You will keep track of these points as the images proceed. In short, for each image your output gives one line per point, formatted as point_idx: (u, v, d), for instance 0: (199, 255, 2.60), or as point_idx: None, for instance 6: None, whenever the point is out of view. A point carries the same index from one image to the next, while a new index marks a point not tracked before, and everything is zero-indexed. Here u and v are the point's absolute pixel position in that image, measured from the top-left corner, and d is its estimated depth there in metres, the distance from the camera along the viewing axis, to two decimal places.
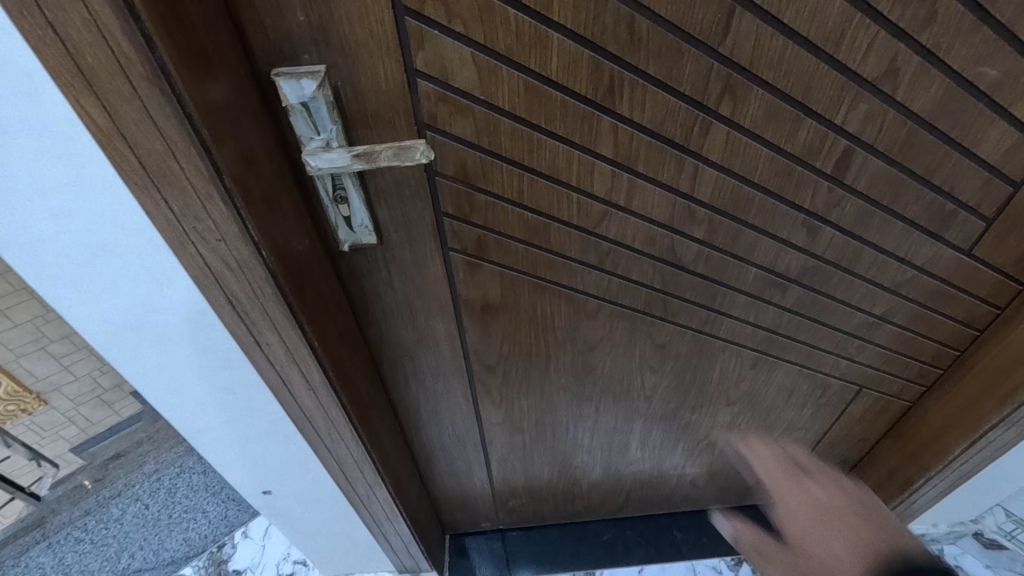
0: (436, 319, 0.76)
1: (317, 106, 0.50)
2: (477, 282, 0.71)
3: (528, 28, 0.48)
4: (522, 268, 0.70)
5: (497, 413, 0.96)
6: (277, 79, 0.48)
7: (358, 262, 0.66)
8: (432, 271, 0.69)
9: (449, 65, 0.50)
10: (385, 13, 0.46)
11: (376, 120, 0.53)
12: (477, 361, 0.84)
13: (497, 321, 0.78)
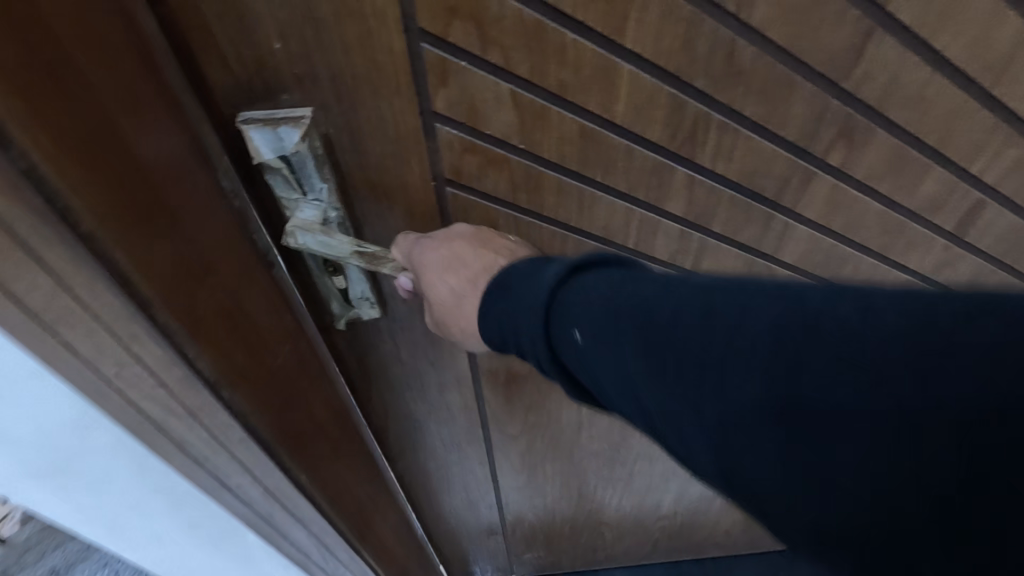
0: (451, 390, 0.63)
1: (302, 161, 0.36)
2: (502, 351, 0.59)
3: (591, 58, 0.35)
4: None
5: (517, 477, 0.84)
6: (245, 128, 0.34)
7: (359, 334, 0.53)
8: (448, 342, 0.56)
9: (480, 106, 0.37)
10: (394, 38, 0.33)
11: (380, 174, 0.40)
12: (498, 429, 0.72)
13: (523, 390, 0.65)
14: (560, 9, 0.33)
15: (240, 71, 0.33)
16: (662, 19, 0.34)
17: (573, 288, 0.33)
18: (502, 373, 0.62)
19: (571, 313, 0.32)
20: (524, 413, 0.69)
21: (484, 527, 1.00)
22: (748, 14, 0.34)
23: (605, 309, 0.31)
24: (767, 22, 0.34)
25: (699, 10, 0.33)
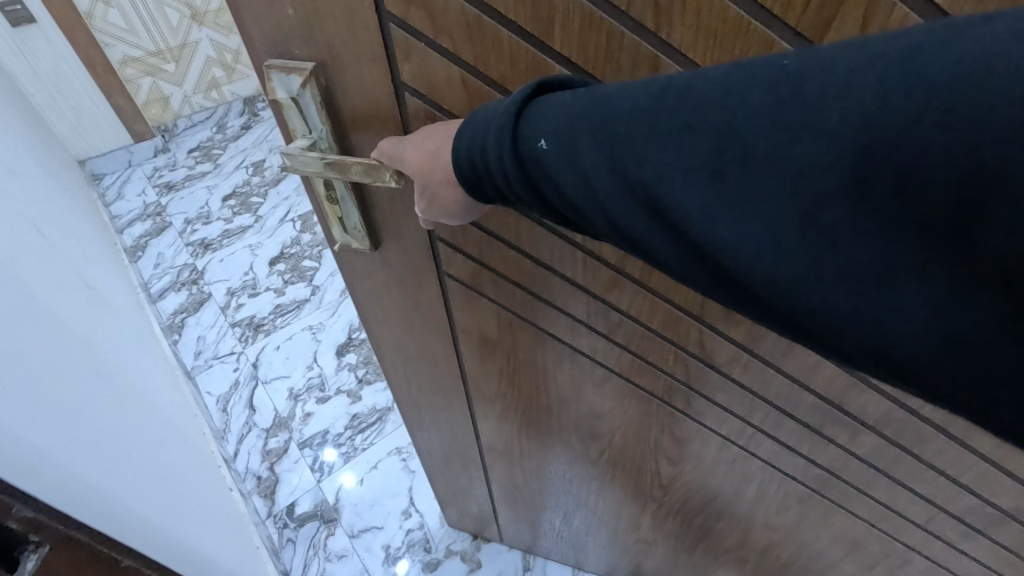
0: (432, 336, 0.70)
1: (306, 104, 0.45)
2: (473, 311, 0.65)
3: (525, 55, 0.39)
4: (521, 312, 0.63)
5: (496, 446, 0.89)
6: (269, 72, 0.44)
7: (357, 262, 0.62)
8: (428, 291, 0.64)
9: (436, 83, 0.43)
10: (369, 15, 0.40)
11: (365, 126, 0.48)
12: (475, 388, 0.77)
13: (496, 356, 0.71)
14: (495, 9, 0.38)
15: (261, 23, 0.42)
16: (583, 28, 0.37)
17: (539, 102, 0.34)
18: (475, 334, 0.68)
19: (537, 124, 0.34)
20: (499, 380, 0.75)
21: (472, 489, 1.06)
22: (668, 32, 0.36)
23: (560, 116, 0.33)
24: (683, 44, 0.35)
25: (620, 24, 0.36)
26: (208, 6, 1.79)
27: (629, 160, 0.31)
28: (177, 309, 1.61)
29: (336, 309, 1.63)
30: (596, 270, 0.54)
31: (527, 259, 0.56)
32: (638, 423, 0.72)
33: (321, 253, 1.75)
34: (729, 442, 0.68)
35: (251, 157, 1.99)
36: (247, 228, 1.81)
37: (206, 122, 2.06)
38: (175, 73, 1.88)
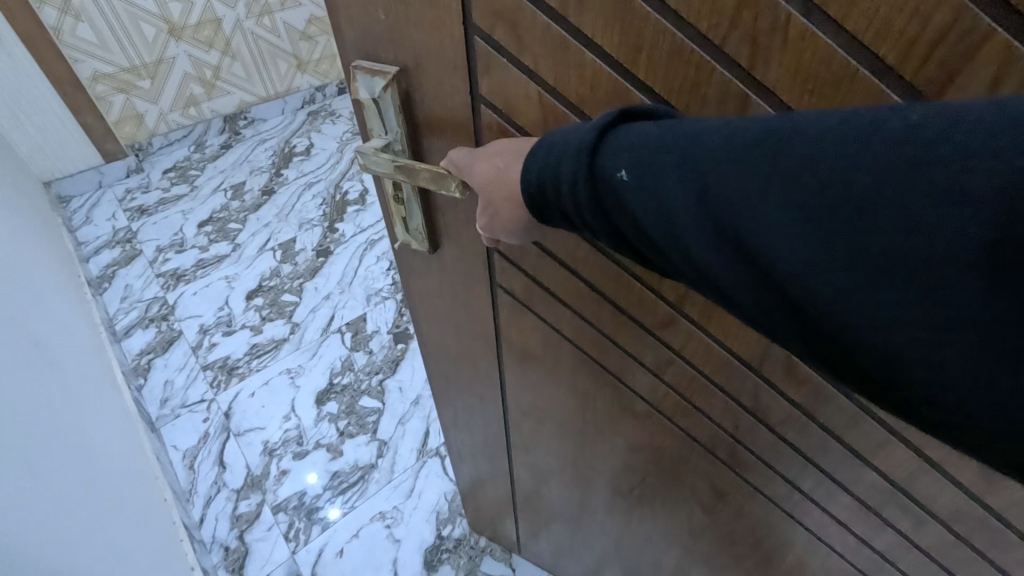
0: (478, 342, 0.70)
1: (385, 107, 0.45)
2: (520, 325, 0.64)
3: (606, 80, 0.38)
4: (567, 333, 0.62)
5: (524, 459, 0.87)
6: (355, 72, 0.45)
7: (414, 260, 0.62)
8: (479, 299, 0.63)
9: (513, 99, 0.43)
10: (456, 27, 0.40)
11: (438, 134, 0.47)
12: (513, 401, 0.77)
13: (536, 372, 0.70)
14: (583, 31, 0.37)
15: (357, 26, 0.43)
16: (672, 59, 0.35)
17: (624, 131, 0.33)
18: (520, 349, 0.67)
19: (620, 155, 0.32)
20: (536, 397, 0.74)
21: (495, 497, 1.05)
22: (762, 72, 0.33)
23: (647, 148, 0.31)
24: (779, 85, 0.33)
25: (712, 58, 0.34)
26: (186, 22, 1.82)
27: (719, 205, 0.29)
28: (144, 349, 1.56)
29: (316, 351, 1.59)
30: (651, 303, 0.52)
31: (581, 282, 0.55)
32: (676, 464, 0.70)
33: (301, 286, 1.74)
34: (771, 502, 0.64)
35: (230, 180, 2.01)
36: (223, 257, 1.79)
37: (184, 141, 2.07)
38: (150, 90, 1.88)
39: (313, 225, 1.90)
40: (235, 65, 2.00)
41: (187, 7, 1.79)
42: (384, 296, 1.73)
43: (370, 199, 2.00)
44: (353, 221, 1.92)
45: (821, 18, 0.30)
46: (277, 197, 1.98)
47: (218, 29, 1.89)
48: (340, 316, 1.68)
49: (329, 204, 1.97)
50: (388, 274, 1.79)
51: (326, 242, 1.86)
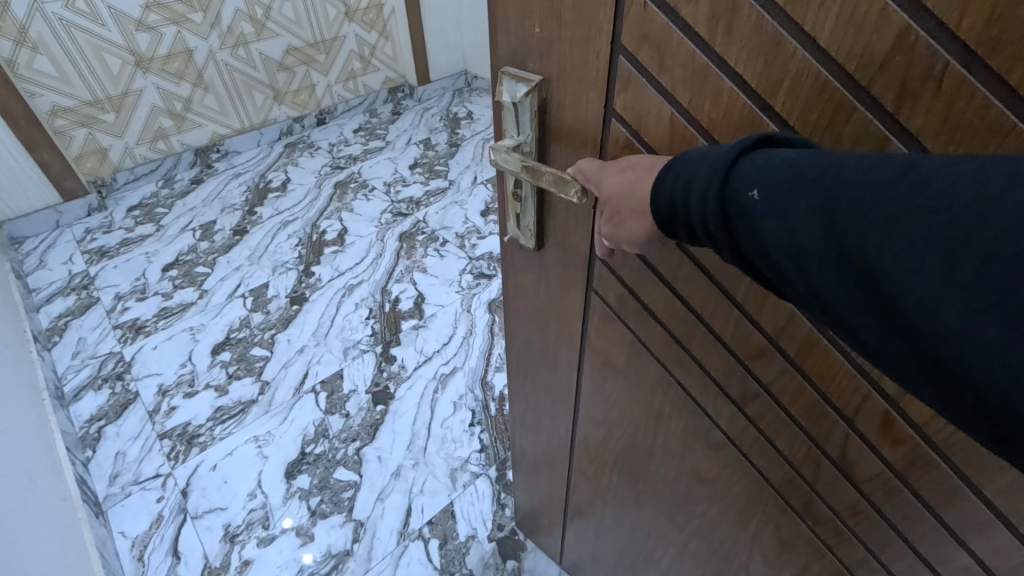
0: (563, 346, 0.72)
1: (523, 111, 0.49)
2: (608, 334, 0.66)
3: (740, 107, 0.40)
4: (653, 348, 0.63)
5: (585, 468, 0.89)
6: (503, 78, 0.49)
7: (517, 254, 0.66)
8: (573, 304, 0.66)
9: (644, 117, 0.45)
10: (603, 46, 0.43)
11: (567, 141, 0.50)
12: (585, 409, 0.79)
13: (617, 384, 0.71)
14: (725, 60, 0.39)
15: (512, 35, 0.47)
16: (812, 94, 0.36)
17: (761, 155, 0.37)
18: (602, 358, 0.69)
19: (750, 174, 0.37)
20: (609, 409, 0.75)
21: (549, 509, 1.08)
22: (907, 117, 0.34)
23: (778, 170, 0.36)
24: (925, 130, 0.33)
25: (853, 98, 0.35)
26: (153, 55, 2.26)
27: (836, 225, 0.32)
28: (94, 415, 1.75)
29: (286, 416, 1.77)
30: (745, 333, 0.54)
31: (677, 300, 0.57)
32: (745, 503, 0.68)
33: (272, 338, 2.00)
34: (843, 564, 0.61)
35: (198, 220, 2.40)
36: (187, 304, 2.09)
37: (152, 176, 2.52)
38: (114, 123, 2.31)
39: (286, 269, 2.24)
40: (206, 98, 2.49)
41: (154, 40, 2.24)
42: (362, 349, 1.97)
43: (348, 238, 2.39)
44: (330, 263, 2.28)
45: (982, 71, 0.30)
46: (249, 238, 2.35)
47: (188, 60, 2.36)
48: (314, 372, 1.90)
49: (305, 245, 2.35)
50: (366, 325, 2.06)
51: (297, 289, 2.17)
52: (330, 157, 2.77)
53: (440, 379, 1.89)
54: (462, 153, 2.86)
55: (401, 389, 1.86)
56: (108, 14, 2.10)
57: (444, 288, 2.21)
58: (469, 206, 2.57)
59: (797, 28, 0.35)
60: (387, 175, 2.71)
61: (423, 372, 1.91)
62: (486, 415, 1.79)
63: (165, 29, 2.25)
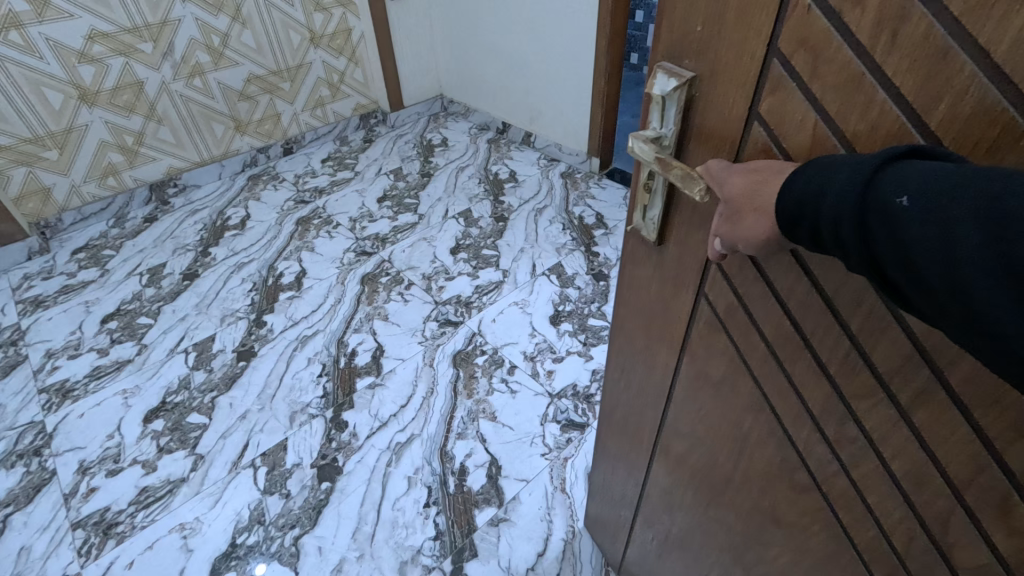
0: (665, 344, 0.82)
1: (669, 103, 0.58)
2: (709, 341, 0.74)
3: (890, 120, 0.45)
4: (753, 363, 0.69)
5: (667, 463, 0.97)
6: (659, 71, 0.58)
7: (639, 249, 0.76)
8: (683, 303, 0.75)
9: (787, 120, 0.51)
10: (759, 49, 0.50)
11: (707, 140, 0.59)
12: (675, 403, 0.88)
13: (705, 394, 0.80)
14: (884, 70, 0.43)
15: (675, 36, 0.57)
16: (973, 115, 0.40)
17: (906, 164, 0.42)
18: (699, 366, 0.78)
19: (895, 180, 0.41)
20: (693, 417, 0.85)
21: (619, 506, 1.24)
22: None
23: (926, 178, 0.40)
24: None
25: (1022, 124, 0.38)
26: (99, 92, 2.82)
27: (983, 223, 0.37)
28: (5, 500, 1.96)
29: (219, 498, 1.95)
30: (856, 370, 0.57)
31: (787, 320, 0.62)
32: (814, 554, 0.73)
33: (212, 408, 2.25)
34: None
35: (147, 264, 2.93)
36: (123, 362, 2.44)
37: (102, 217, 3.15)
38: (57, 160, 2.86)
39: (235, 320, 2.61)
40: (160, 130, 3.11)
41: (96, 71, 2.76)
42: (311, 415, 2.20)
43: (305, 285, 2.78)
44: (285, 312, 2.64)
45: None
46: (198, 283, 2.81)
47: (138, 91, 2.94)
48: (255, 438, 2.13)
49: (260, 292, 2.75)
50: (317, 386, 2.31)
51: (244, 344, 2.50)
52: (295, 191, 3.41)
53: (392, 450, 2.07)
54: (432, 184, 3.47)
55: (350, 463, 2.04)
56: (45, 46, 2.59)
57: (406, 336, 2.50)
58: (437, 241, 3.02)
59: (970, 41, 0.38)
60: (353, 212, 3.25)
61: (376, 442, 2.10)
62: (442, 489, 1.95)
63: (110, 63, 2.78)
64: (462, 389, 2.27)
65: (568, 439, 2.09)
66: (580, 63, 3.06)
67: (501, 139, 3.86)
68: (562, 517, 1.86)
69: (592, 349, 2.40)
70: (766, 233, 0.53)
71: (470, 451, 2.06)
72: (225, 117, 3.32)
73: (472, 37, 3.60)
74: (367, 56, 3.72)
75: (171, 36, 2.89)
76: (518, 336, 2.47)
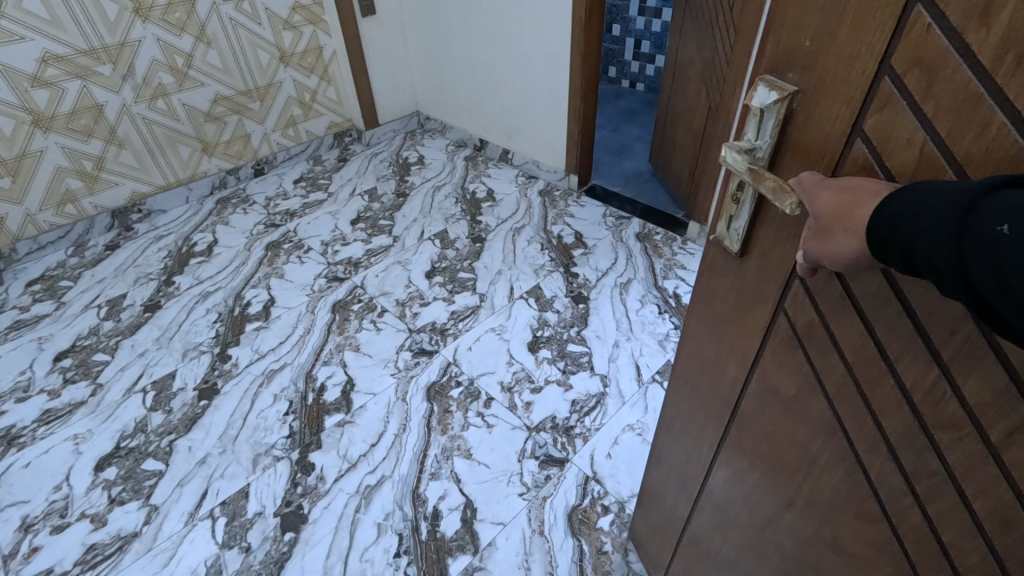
0: (736, 356, 0.81)
1: (767, 116, 0.57)
2: (783, 357, 0.72)
3: (1009, 146, 0.40)
4: (828, 384, 0.66)
5: (726, 477, 0.94)
6: (760, 84, 0.58)
7: (724, 256, 0.75)
8: (763, 316, 0.73)
9: (894, 140, 0.48)
10: (869, 65, 0.48)
11: (802, 155, 0.56)
12: (742, 416, 0.85)
13: (772, 412, 0.78)
14: (1004, 93, 0.39)
15: (782, 47, 0.55)
16: None
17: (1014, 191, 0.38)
18: (771, 382, 0.76)
19: (1003, 206, 0.38)
20: (758, 434, 0.82)
21: (670, 513, 1.21)
22: None
23: None
24: None
25: None
26: (56, 116, 2.66)
27: None
28: None
29: (174, 554, 1.77)
30: (942, 400, 0.52)
31: (870, 342, 0.58)
32: None
33: (171, 451, 2.07)
34: None
35: (107, 295, 2.74)
36: (75, 403, 2.24)
37: (61, 245, 2.96)
38: (11, 188, 2.69)
39: (199, 354, 2.44)
40: (122, 154, 2.95)
41: (54, 95, 2.63)
42: (277, 457, 2.05)
43: (273, 315, 2.63)
44: (251, 344, 2.48)
45: None
46: (160, 315, 2.63)
47: (97, 114, 2.78)
48: (216, 485, 1.97)
49: (225, 323, 2.59)
50: (284, 425, 2.16)
51: (209, 379, 2.34)
52: (267, 213, 3.28)
53: (364, 492, 1.94)
54: (407, 205, 3.38)
55: (317, 509, 1.90)
56: None
57: (378, 368, 2.39)
58: (411, 265, 2.94)
59: None
60: (326, 234, 3.13)
61: (344, 486, 1.96)
62: (413, 537, 1.82)
63: (69, 86, 2.65)
64: (435, 425, 2.16)
65: (547, 476, 1.99)
66: (555, 78, 3.10)
67: (478, 156, 3.84)
68: (540, 563, 1.75)
69: (571, 378, 2.33)
70: (855, 256, 0.49)
71: (444, 493, 1.94)
72: (191, 139, 3.18)
73: (449, 55, 3.60)
74: (340, 74, 3.65)
75: (132, 57, 2.77)
76: (494, 365, 2.39)
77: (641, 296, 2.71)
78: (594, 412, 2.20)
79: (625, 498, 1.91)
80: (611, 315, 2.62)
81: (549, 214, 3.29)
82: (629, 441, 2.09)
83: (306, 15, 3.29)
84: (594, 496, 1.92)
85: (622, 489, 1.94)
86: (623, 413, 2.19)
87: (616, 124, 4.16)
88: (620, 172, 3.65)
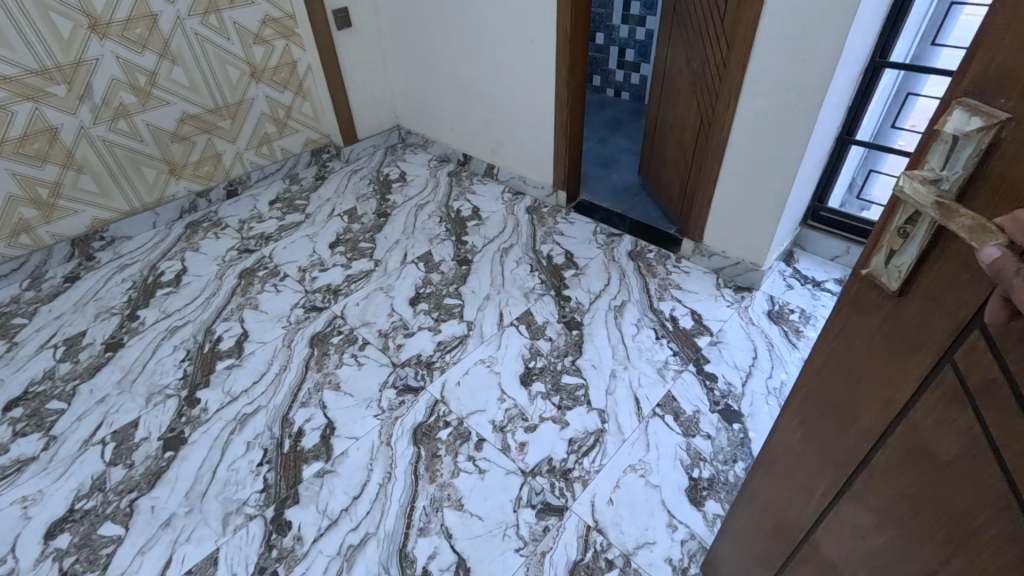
0: (874, 404, 0.72)
1: (963, 146, 0.50)
2: (942, 413, 0.62)
3: None
4: (1005, 454, 0.55)
5: (843, 529, 0.85)
6: (957, 107, 0.51)
7: (870, 294, 0.67)
8: (919, 365, 0.64)
9: None
10: None
11: (1004, 192, 0.49)
12: (874, 471, 0.75)
13: (917, 473, 0.67)
14: None
15: (992, 68, 0.48)
16: None
17: None
18: (919, 440, 0.66)
19: None
20: (894, 494, 0.72)
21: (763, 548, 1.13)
22: None
23: None
24: None
25: None
26: (9, 141, 2.45)
27: None
28: None
29: None
30: None
31: None
32: None
33: (132, 511, 1.86)
34: None
35: (64, 333, 2.50)
36: (25, 459, 2.02)
37: (19, 278, 2.73)
38: None
39: (163, 399, 2.22)
40: (83, 179, 2.73)
41: (6, 119, 2.41)
42: (250, 515, 1.86)
43: (246, 351, 2.43)
44: (222, 386, 2.28)
45: None
46: (121, 355, 2.40)
47: (54, 137, 2.57)
48: (182, 551, 1.76)
49: (194, 361, 2.38)
50: (257, 478, 1.96)
51: (175, 427, 2.12)
52: (240, 238, 3.07)
53: (345, 555, 1.76)
54: (388, 226, 3.21)
55: None
56: None
57: (360, 409, 2.20)
58: (395, 291, 2.76)
59: None
60: (302, 259, 2.94)
61: (323, 547, 1.77)
62: None
63: (21, 108, 2.43)
64: (423, 472, 1.98)
65: (546, 527, 1.83)
66: (540, 91, 2.96)
67: (463, 171, 3.69)
68: None
69: (568, 414, 2.18)
70: None
71: (434, 551, 1.77)
72: (157, 161, 2.97)
73: (429, 67, 3.45)
74: (316, 88, 3.45)
75: (89, 76, 2.55)
76: (484, 403, 2.22)
77: (637, 320, 2.58)
78: (593, 451, 2.04)
79: (630, 550, 1.76)
80: (607, 341, 2.47)
81: (538, 232, 3.15)
82: (631, 484, 1.94)
83: (278, 28, 3.11)
84: (596, 550, 1.77)
85: (626, 540, 1.79)
86: (624, 453, 2.04)
87: (603, 135, 4.06)
88: (610, 184, 3.54)
